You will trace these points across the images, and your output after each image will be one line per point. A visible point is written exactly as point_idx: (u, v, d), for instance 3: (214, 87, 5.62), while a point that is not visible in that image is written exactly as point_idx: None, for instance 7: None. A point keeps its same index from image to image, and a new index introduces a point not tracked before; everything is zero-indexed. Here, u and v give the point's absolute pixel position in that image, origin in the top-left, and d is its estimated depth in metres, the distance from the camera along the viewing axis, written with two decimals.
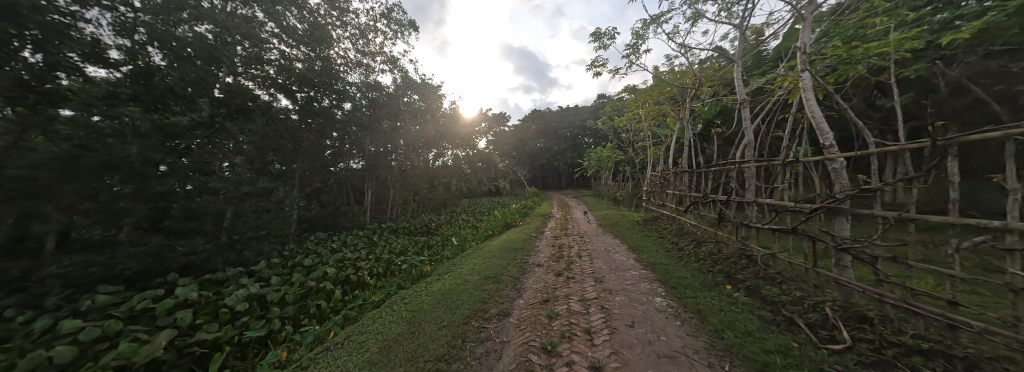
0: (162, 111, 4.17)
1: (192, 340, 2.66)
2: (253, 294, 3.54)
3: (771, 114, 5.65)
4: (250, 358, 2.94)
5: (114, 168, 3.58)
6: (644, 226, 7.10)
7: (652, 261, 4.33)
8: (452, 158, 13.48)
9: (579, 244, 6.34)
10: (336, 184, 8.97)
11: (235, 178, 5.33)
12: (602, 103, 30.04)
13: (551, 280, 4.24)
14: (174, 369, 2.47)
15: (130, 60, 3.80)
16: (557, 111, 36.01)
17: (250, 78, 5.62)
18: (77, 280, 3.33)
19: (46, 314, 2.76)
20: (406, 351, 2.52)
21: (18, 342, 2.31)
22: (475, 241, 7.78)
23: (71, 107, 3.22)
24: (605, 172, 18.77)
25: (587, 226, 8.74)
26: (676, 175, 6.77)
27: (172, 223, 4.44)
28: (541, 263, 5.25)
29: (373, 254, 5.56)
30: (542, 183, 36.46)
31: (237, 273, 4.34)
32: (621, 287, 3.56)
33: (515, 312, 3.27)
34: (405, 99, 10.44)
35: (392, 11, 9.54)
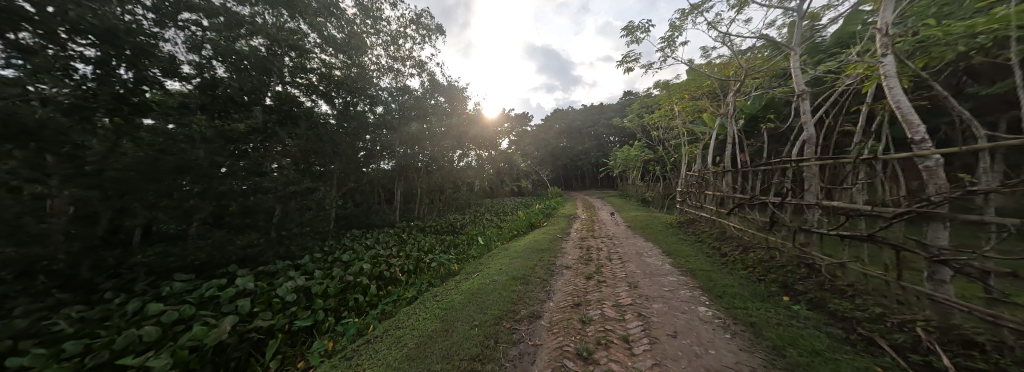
0: (224, 120, 4.68)
1: (251, 326, 2.92)
2: (300, 286, 3.81)
3: (836, 106, 5.00)
4: (299, 346, 3.17)
5: (186, 170, 4.08)
6: (679, 229, 6.70)
7: (691, 267, 4.07)
8: (476, 159, 13.65)
9: (609, 247, 6.12)
10: (369, 184, 9.47)
11: (283, 179, 5.79)
12: (629, 101, 28.90)
13: (581, 283, 4.12)
14: (236, 352, 2.73)
15: (200, 74, 4.27)
16: (581, 110, 35.23)
17: (296, 86, 6.07)
18: (158, 268, 3.94)
19: (135, 298, 3.19)
20: (441, 348, 2.57)
21: (117, 320, 2.71)
22: (500, 241, 7.78)
23: (152, 117, 3.75)
24: (632, 172, 18.01)
25: (615, 228, 8.40)
26: (716, 174, 6.28)
27: (232, 219, 4.94)
28: (570, 265, 5.13)
29: (404, 252, 5.76)
30: (565, 183, 35.90)
31: (285, 265, 4.70)
32: (659, 293, 3.36)
33: (546, 314, 3.22)
34: (431, 101, 10.64)
35: (421, 17, 9.87)
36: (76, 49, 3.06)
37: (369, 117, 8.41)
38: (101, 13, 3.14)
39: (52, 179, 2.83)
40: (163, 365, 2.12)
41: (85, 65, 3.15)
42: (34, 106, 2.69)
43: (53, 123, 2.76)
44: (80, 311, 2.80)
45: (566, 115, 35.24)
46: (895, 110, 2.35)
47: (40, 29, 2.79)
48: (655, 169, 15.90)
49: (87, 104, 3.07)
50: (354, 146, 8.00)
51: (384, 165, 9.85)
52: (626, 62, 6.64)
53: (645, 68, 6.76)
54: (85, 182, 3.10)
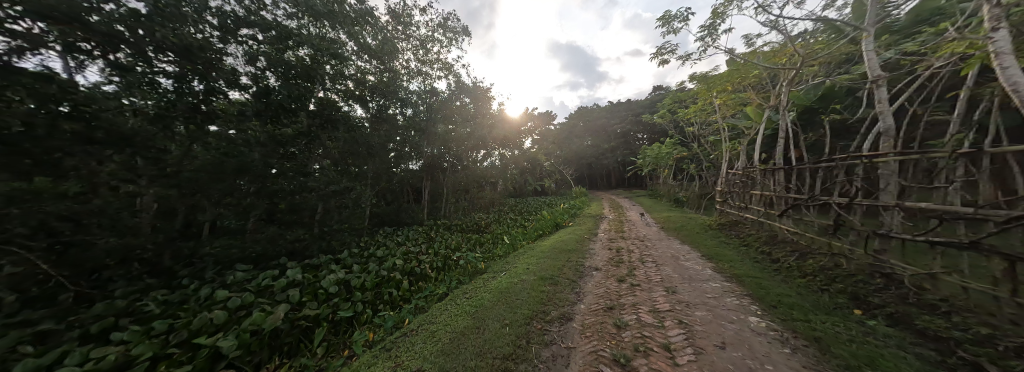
0: (275, 125, 5.10)
1: (300, 314, 3.16)
2: (341, 279, 4.05)
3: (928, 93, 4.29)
4: (342, 335, 3.37)
5: (245, 171, 4.55)
6: (720, 231, 6.22)
7: (737, 273, 3.74)
8: (500, 158, 13.73)
9: (641, 249, 5.84)
10: (399, 183, 9.89)
11: (326, 178, 6.17)
12: (659, 96, 27.46)
13: (613, 285, 3.97)
14: (288, 337, 2.97)
15: (257, 84, 4.72)
16: (607, 107, 34.08)
17: (335, 92, 6.49)
18: (223, 258, 4.42)
19: (206, 284, 3.60)
20: (474, 345, 2.60)
21: (192, 303, 3.08)
22: (526, 241, 7.71)
23: (217, 125, 4.22)
24: (663, 171, 17.07)
25: (647, 229, 7.99)
26: (765, 172, 5.73)
27: (282, 216, 5.41)
28: (599, 266, 4.97)
29: (433, 249, 5.92)
30: (590, 182, 34.96)
31: (327, 259, 5.03)
32: (701, 299, 3.13)
33: (578, 317, 3.13)
34: (457, 102, 10.73)
35: (448, 20, 10.11)
36: (160, 66, 3.50)
37: (400, 119, 8.70)
38: (182, 33, 3.58)
39: (142, 179, 3.37)
40: (231, 345, 2.38)
41: (167, 80, 3.60)
42: (125, 115, 3.14)
43: (143, 131, 3.26)
44: (164, 295, 3.21)
45: (591, 113, 34.30)
46: (1011, 94, 2.01)
47: (133, 49, 3.20)
48: (690, 168, 14.90)
49: (164, 114, 3.55)
50: (386, 148, 8.30)
51: (413, 165, 10.21)
52: (661, 54, 6.31)
53: (682, 60, 6.37)
54: (166, 182, 3.65)
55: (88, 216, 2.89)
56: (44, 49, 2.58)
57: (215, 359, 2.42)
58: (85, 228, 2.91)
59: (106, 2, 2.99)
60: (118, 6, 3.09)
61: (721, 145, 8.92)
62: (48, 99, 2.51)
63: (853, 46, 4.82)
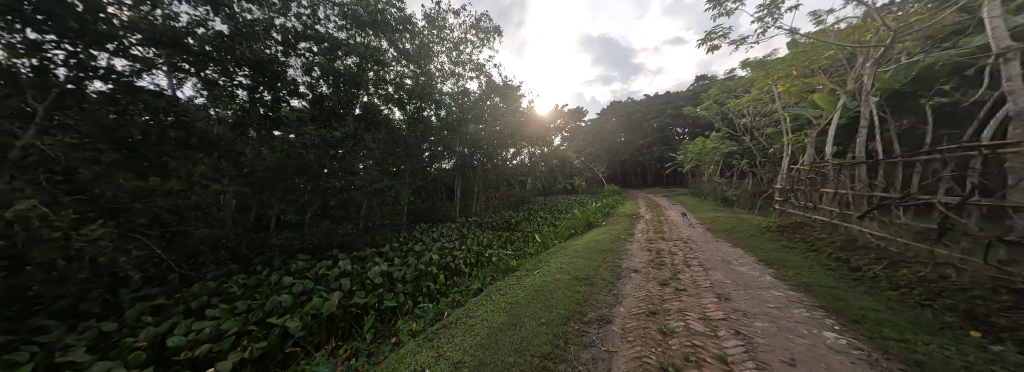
0: (327, 129, 5.64)
1: (352, 301, 3.43)
2: (385, 271, 4.32)
3: None
4: (388, 323, 3.59)
5: (303, 171, 5.05)
6: (781, 233, 5.55)
7: (806, 282, 3.29)
8: (529, 156, 13.67)
9: (685, 251, 5.41)
10: (432, 181, 10.31)
11: (371, 177, 6.40)
12: (703, 86, 25.31)
13: (655, 289, 3.73)
14: (342, 322, 3.25)
15: (312, 92, 5.25)
16: (642, 101, 32.25)
17: (376, 97, 6.81)
18: (287, 249, 4.99)
19: (274, 272, 4.08)
20: (512, 341, 2.61)
21: (265, 287, 3.51)
22: (558, 240, 7.57)
23: (281, 130, 4.74)
24: (708, 167, 15.71)
25: (690, 230, 7.41)
26: (839, 168, 4.97)
27: (334, 212, 5.93)
28: (638, 268, 4.71)
29: (466, 245, 6.08)
30: (623, 180, 33.40)
31: (372, 252, 5.40)
32: (761, 309, 2.82)
33: (618, 320, 3.00)
34: (488, 101, 10.64)
35: (480, 21, 10.28)
36: (237, 79, 4.02)
37: (434, 120, 8.81)
38: (255, 50, 4.08)
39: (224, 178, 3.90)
40: (297, 326, 2.66)
41: (243, 91, 4.13)
42: (211, 123, 3.68)
43: (225, 137, 3.82)
44: (243, 279, 3.70)
45: (624, 107, 32.70)
46: None
47: (218, 66, 3.71)
48: (740, 163, 13.48)
49: (240, 121, 4.10)
50: (421, 148, 8.62)
51: (445, 164, 10.40)
52: (710, 40, 5.81)
53: (735, 44, 5.79)
54: (243, 181, 4.19)
55: (188, 210, 3.44)
56: (156, 69, 3.09)
57: (284, 337, 2.72)
58: (185, 220, 3.46)
59: (199, 26, 3.49)
60: (209, 29, 3.59)
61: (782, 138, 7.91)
62: (158, 111, 3.04)
63: (963, 15, 3.99)
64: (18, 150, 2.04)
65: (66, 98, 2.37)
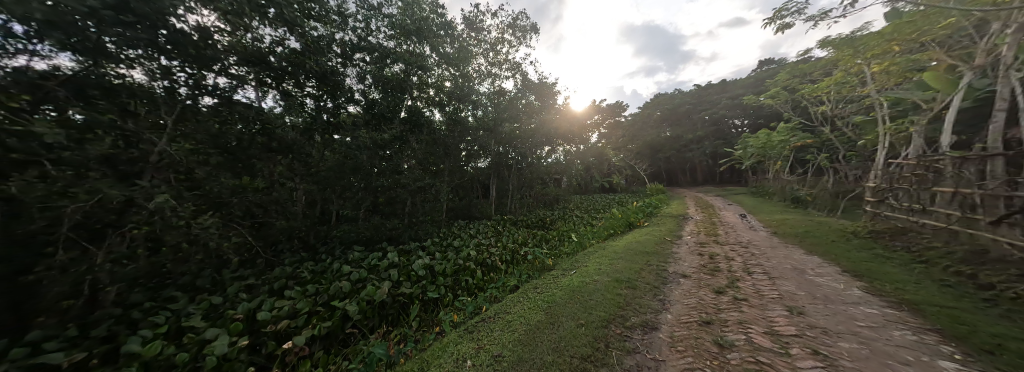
0: (377, 131, 6.00)
1: (401, 291, 3.70)
2: (429, 264, 4.57)
3: None
4: (431, 313, 3.79)
5: (358, 170, 5.57)
6: (874, 240, 4.64)
7: (911, 299, 2.73)
8: (564, 155, 13.14)
9: (745, 257, 4.82)
10: (468, 180, 10.63)
11: (413, 176, 6.45)
12: (768, 72, 22.28)
13: (708, 297, 3.40)
14: (391, 309, 3.53)
15: (365, 98, 5.80)
16: (691, 92, 29.55)
17: (418, 100, 7.04)
18: (345, 240, 5.56)
19: (335, 260, 4.58)
20: (550, 340, 2.59)
21: (328, 274, 3.96)
22: (595, 240, 7.28)
23: (339, 133, 5.30)
24: (773, 164, 13.78)
25: (750, 233, 6.59)
26: (962, 161, 4.00)
27: (383, 207, 6.46)
28: (688, 273, 4.32)
29: (503, 243, 6.16)
30: (668, 178, 30.85)
31: (416, 246, 5.76)
32: (847, 327, 2.40)
33: (664, 327, 2.79)
34: (523, 100, 10.56)
35: (517, 20, 10.32)
36: (307, 89, 4.61)
37: (470, 120, 8.91)
38: (321, 63, 4.61)
39: None
40: (355, 310, 2.95)
41: (311, 100, 4.73)
42: (286, 130, 4.31)
43: (297, 142, 4.47)
44: (310, 265, 4.22)
45: (670, 99, 30.23)
46: None
47: (292, 80, 4.28)
48: (816, 159, 11.57)
49: (308, 127, 4.72)
50: (459, 147, 8.90)
51: (481, 164, 10.60)
52: (781, 17, 5.09)
53: (813, 20, 4.99)
54: None
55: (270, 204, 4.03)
56: (247, 84, 3.72)
57: (345, 319, 3.04)
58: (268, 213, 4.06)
59: (278, 45, 4.05)
60: (285, 47, 4.15)
61: (886, 127, 6.46)
62: (249, 121, 3.73)
63: None
64: (156, 155, 2.72)
65: (187, 112, 3.08)
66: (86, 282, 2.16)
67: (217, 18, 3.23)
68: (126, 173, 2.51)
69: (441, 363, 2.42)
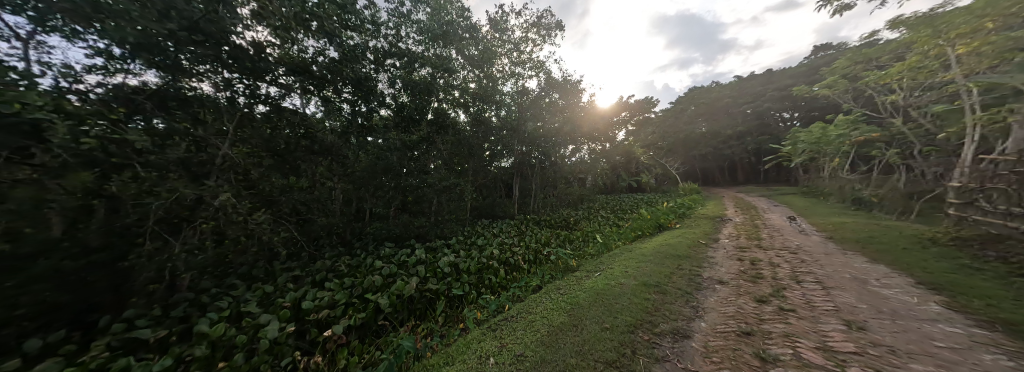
0: (406, 133, 6.28)
1: (428, 286, 3.84)
2: (454, 261, 4.70)
3: None
4: (456, 309, 3.88)
5: (389, 171, 5.88)
6: (959, 249, 3.98)
7: (1007, 319, 2.31)
8: (590, 153, 12.79)
9: (793, 264, 4.38)
10: (492, 179, 10.75)
11: (440, 175, 6.67)
12: (823, 59, 20.00)
13: (749, 306, 3.14)
14: (419, 304, 3.67)
15: (395, 101, 6.01)
16: (730, 84, 27.38)
17: (445, 102, 7.24)
18: (377, 236, 5.89)
19: (368, 256, 4.87)
20: (573, 343, 2.55)
21: (362, 268, 4.22)
22: (622, 242, 7.01)
23: (372, 136, 5.65)
24: (829, 161, 12.32)
25: (799, 238, 5.97)
26: None
27: (411, 206, 6.75)
28: (725, 280, 4.02)
29: (525, 243, 6.15)
30: (704, 177, 28.78)
31: (441, 244, 5.94)
32: (921, 347, 2.09)
33: (698, 336, 2.62)
34: (547, 99, 10.46)
35: (542, 18, 10.24)
36: (344, 95, 4.97)
37: (494, 120, 9.08)
38: (356, 70, 4.93)
39: None
40: (386, 302, 3.13)
41: (347, 105, 5.10)
42: (326, 133, 4.69)
43: (335, 145, 4.83)
44: (347, 259, 4.54)
45: (706, 93, 28.27)
46: None
47: (331, 87, 4.65)
48: (883, 155, 10.16)
49: (345, 131, 5.09)
50: (483, 147, 9.02)
51: (504, 163, 10.67)
52: None
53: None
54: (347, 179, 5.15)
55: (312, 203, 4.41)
56: (293, 92, 4.15)
57: (377, 311, 3.23)
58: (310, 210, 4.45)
59: (319, 55, 4.40)
60: (325, 57, 4.50)
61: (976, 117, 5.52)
62: (294, 126, 4.17)
63: None
64: (221, 158, 3.25)
65: (245, 119, 3.57)
66: (167, 269, 2.68)
67: (268, 33, 3.59)
68: (197, 173, 3.03)
69: (465, 359, 2.49)
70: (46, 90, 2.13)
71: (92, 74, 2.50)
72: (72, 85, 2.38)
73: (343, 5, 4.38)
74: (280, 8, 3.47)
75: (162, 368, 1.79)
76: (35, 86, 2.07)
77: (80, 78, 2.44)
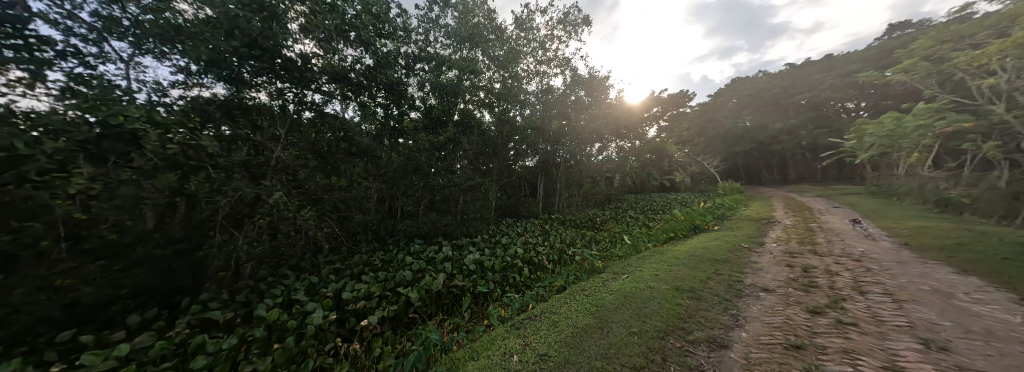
0: (434, 134, 6.51)
1: (454, 283, 3.97)
2: (479, 259, 4.80)
3: None
4: (482, 306, 3.95)
5: (418, 171, 6.14)
6: None
7: None
8: (618, 151, 12.31)
9: (855, 272, 3.88)
10: (516, 178, 10.76)
11: (466, 174, 6.84)
12: (897, 39, 17.37)
13: (799, 317, 2.84)
14: (447, 299, 3.81)
15: (424, 104, 6.30)
16: (779, 73, 24.83)
17: (471, 103, 7.41)
18: (408, 233, 6.20)
19: (400, 252, 5.14)
20: (598, 345, 2.49)
21: (393, 263, 4.46)
22: (652, 243, 6.68)
23: (402, 137, 5.96)
24: (904, 156, 10.66)
25: (865, 243, 5.25)
26: None
27: (439, 205, 6.99)
28: (771, 288, 3.67)
29: (550, 243, 6.08)
30: (747, 175, 26.35)
31: (467, 242, 6.08)
32: None
33: (737, 347, 2.43)
34: (572, 96, 10.28)
35: (567, 15, 10.08)
36: (378, 99, 5.31)
37: (519, 119, 9.11)
38: (389, 76, 5.23)
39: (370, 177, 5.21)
40: (415, 296, 3.30)
41: (381, 108, 5.43)
42: (363, 135, 5.04)
43: (370, 147, 5.17)
44: (380, 255, 4.84)
45: (750, 84, 25.94)
46: None
47: (367, 92, 4.98)
48: (977, 147, 8.59)
49: (379, 133, 5.42)
50: (508, 147, 9.06)
51: (529, 162, 10.65)
52: None
53: None
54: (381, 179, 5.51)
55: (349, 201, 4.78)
56: (334, 99, 4.53)
57: (408, 303, 3.40)
58: None
59: (356, 63, 4.74)
60: (362, 64, 4.82)
61: None
62: (335, 129, 4.55)
63: None
64: (274, 161, 3.66)
65: (293, 125, 3.98)
66: (232, 258, 3.07)
67: (314, 45, 3.93)
68: (256, 174, 3.45)
69: (490, 355, 2.54)
70: (142, 104, 2.55)
71: (175, 88, 2.92)
72: (161, 98, 2.82)
73: (378, 15, 4.68)
74: (324, 21, 3.82)
75: (230, 345, 2.06)
76: (134, 100, 2.48)
77: (166, 92, 2.87)
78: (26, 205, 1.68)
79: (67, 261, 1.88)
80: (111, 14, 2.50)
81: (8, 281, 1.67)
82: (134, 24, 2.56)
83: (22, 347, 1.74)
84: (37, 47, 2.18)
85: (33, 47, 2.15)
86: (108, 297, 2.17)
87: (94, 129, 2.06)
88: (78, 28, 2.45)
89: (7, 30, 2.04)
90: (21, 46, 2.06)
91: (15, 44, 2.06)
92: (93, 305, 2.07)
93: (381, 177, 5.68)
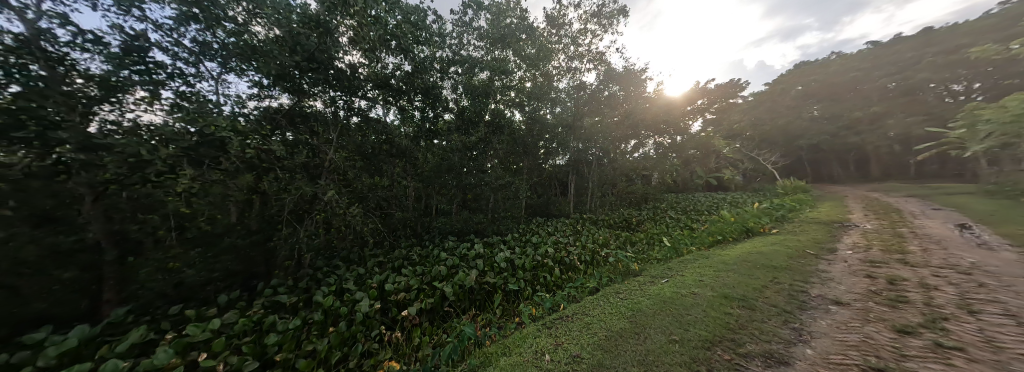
0: (467, 134, 6.66)
1: (486, 279, 4.05)
2: (510, 257, 4.83)
3: None
4: (513, 303, 3.99)
5: (451, 170, 6.36)
6: None
7: None
8: (654, 148, 11.79)
9: (962, 288, 3.20)
10: (547, 177, 10.65)
11: (496, 174, 6.94)
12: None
13: (884, 337, 2.42)
14: (479, 294, 3.91)
15: (457, 106, 6.54)
16: (856, 54, 21.40)
17: (502, 103, 7.49)
18: (443, 230, 6.47)
19: (435, 248, 5.39)
20: (635, 350, 2.39)
21: (428, 259, 4.68)
22: (695, 246, 6.15)
23: (437, 138, 6.24)
24: None
25: (978, 254, 4.29)
26: None
27: (471, 203, 7.19)
28: (844, 301, 3.19)
29: (582, 243, 5.91)
30: (815, 172, 22.98)
31: (498, 240, 6.17)
32: None
33: (800, 364, 2.15)
34: (606, 92, 9.71)
35: (602, 8, 9.72)
36: (415, 104, 5.65)
37: (549, 118, 9.03)
38: (425, 81, 5.49)
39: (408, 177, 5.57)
40: (450, 290, 3.44)
41: (418, 111, 5.76)
42: (402, 137, 5.38)
43: (409, 148, 5.51)
44: (418, 250, 5.13)
45: (817, 69, 22.80)
46: None
47: (406, 97, 5.39)
48: None
49: (416, 135, 5.73)
50: (537, 146, 9.01)
51: (560, 161, 10.46)
52: None
53: None
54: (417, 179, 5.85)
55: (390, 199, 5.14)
56: (377, 104, 4.91)
57: (444, 297, 3.57)
58: None
59: (396, 69, 5.05)
60: (402, 70, 5.14)
61: None
62: (378, 133, 5.01)
63: None
64: (329, 162, 4.08)
65: (342, 129, 4.40)
66: (295, 249, 3.49)
67: (361, 55, 4.27)
68: (313, 174, 3.87)
69: (522, 352, 2.56)
70: (227, 114, 3.01)
71: (252, 100, 3.40)
72: (242, 109, 3.30)
73: (416, 23, 4.93)
74: (370, 32, 4.04)
75: (295, 325, 2.35)
76: (222, 112, 2.93)
77: (245, 104, 3.35)
78: (146, 200, 2.21)
79: (176, 247, 2.39)
80: (205, 39, 2.99)
81: (136, 262, 2.20)
82: (222, 47, 3.03)
83: (148, 315, 2.17)
84: (154, 70, 2.68)
85: (152, 71, 2.65)
86: (204, 278, 2.62)
87: (194, 137, 2.51)
88: (182, 53, 2.97)
89: (134, 58, 2.54)
90: (143, 71, 2.56)
91: (140, 69, 2.56)
92: (195, 284, 2.51)
93: (418, 177, 6.01)
